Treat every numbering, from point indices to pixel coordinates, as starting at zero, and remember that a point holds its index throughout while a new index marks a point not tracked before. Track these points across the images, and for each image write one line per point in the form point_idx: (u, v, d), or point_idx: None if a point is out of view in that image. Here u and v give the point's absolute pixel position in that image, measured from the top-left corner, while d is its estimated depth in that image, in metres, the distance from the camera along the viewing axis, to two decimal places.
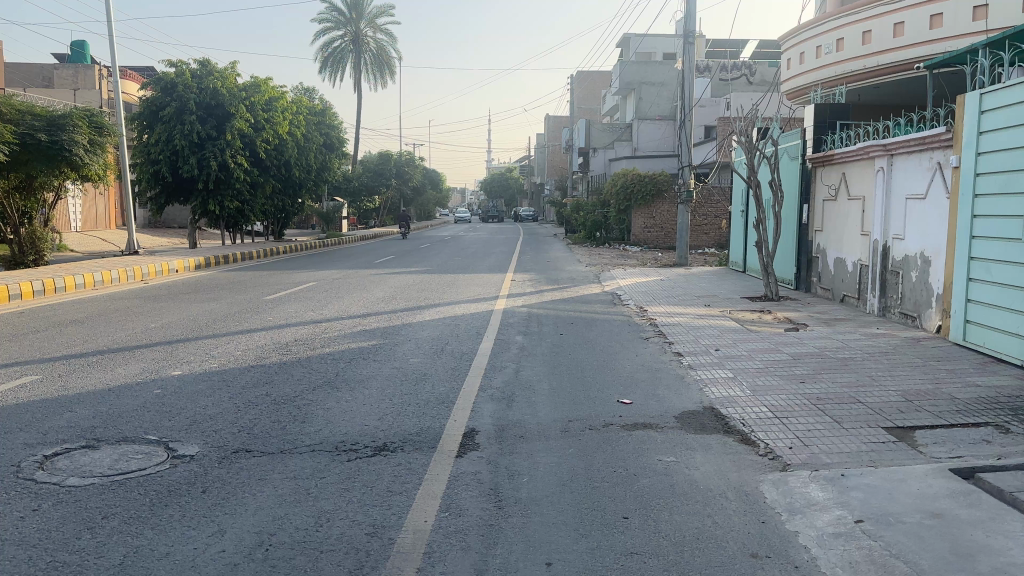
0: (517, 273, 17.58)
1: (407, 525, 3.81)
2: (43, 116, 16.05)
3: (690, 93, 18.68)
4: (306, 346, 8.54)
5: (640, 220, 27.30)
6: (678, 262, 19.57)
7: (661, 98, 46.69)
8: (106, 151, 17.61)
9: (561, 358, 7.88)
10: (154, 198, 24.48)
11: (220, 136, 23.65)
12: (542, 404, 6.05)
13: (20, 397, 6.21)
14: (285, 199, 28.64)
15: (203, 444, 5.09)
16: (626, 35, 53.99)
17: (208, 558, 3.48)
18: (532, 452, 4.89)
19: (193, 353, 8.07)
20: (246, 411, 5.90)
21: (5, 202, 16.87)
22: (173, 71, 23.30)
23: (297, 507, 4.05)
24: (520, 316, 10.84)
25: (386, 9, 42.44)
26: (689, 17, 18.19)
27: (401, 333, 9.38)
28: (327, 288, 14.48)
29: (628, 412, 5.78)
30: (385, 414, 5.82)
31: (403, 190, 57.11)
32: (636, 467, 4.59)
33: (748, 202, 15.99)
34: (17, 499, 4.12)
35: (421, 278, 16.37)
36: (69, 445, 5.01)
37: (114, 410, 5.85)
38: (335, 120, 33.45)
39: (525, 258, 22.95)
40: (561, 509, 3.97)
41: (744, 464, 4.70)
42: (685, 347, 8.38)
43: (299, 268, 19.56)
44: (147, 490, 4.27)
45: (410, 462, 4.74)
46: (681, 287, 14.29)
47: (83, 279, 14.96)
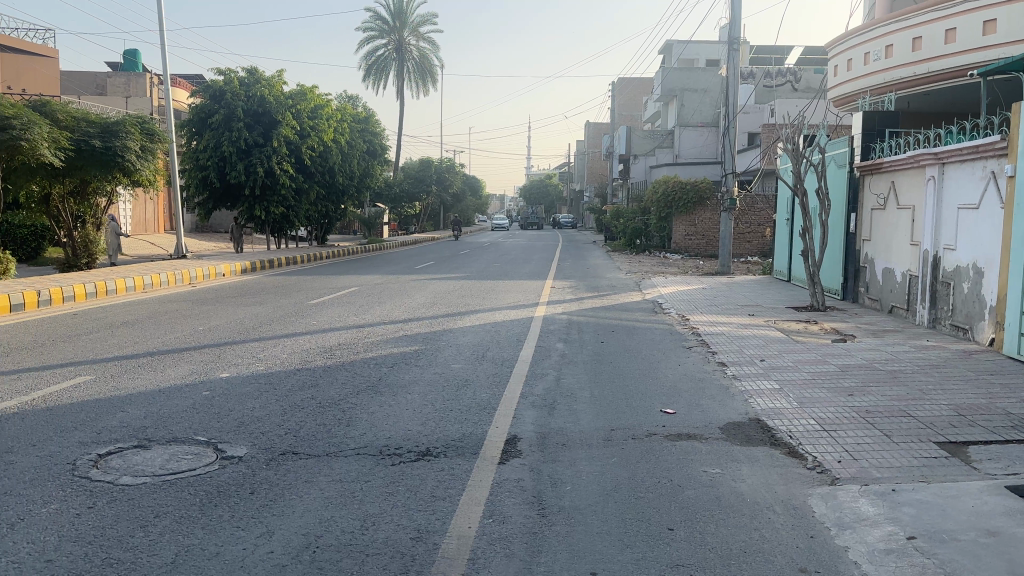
0: (557, 280, 17.57)
1: (451, 531, 3.83)
2: (98, 123, 16.52)
3: (734, 101, 18.51)
4: (349, 350, 8.62)
5: (681, 228, 27.04)
6: (721, 271, 19.36)
7: (705, 105, 45.82)
8: (157, 157, 18.08)
9: (602, 366, 7.86)
10: (202, 203, 24.93)
11: (267, 143, 24.10)
12: (584, 412, 6.03)
13: (75, 397, 6.38)
14: (329, 205, 29.04)
15: (250, 445, 5.19)
16: (668, 42, 53.83)
17: (257, 559, 3.53)
18: (575, 461, 4.88)
19: (240, 356, 8.22)
20: (293, 413, 5.99)
21: (59, 207, 17.39)
22: (221, 79, 23.92)
23: (343, 509, 4.09)
24: (560, 324, 10.81)
25: (429, 18, 42.91)
26: (733, 24, 18.05)
27: (442, 339, 9.43)
28: (369, 293, 14.61)
29: (672, 423, 5.74)
30: (427, 419, 5.86)
31: (443, 196, 57.53)
32: (681, 478, 4.55)
33: (794, 211, 15.76)
34: (73, 497, 4.23)
35: (462, 284, 16.45)
36: (122, 445, 5.12)
37: (165, 410, 5.99)
38: (378, 127, 33.91)
39: (565, 265, 22.95)
40: (605, 519, 3.95)
41: (791, 477, 4.63)
42: (729, 357, 8.29)
43: (341, 273, 19.82)
44: (198, 490, 4.36)
45: (453, 468, 4.75)
46: (723, 296, 14.13)
47: (133, 282, 15.31)
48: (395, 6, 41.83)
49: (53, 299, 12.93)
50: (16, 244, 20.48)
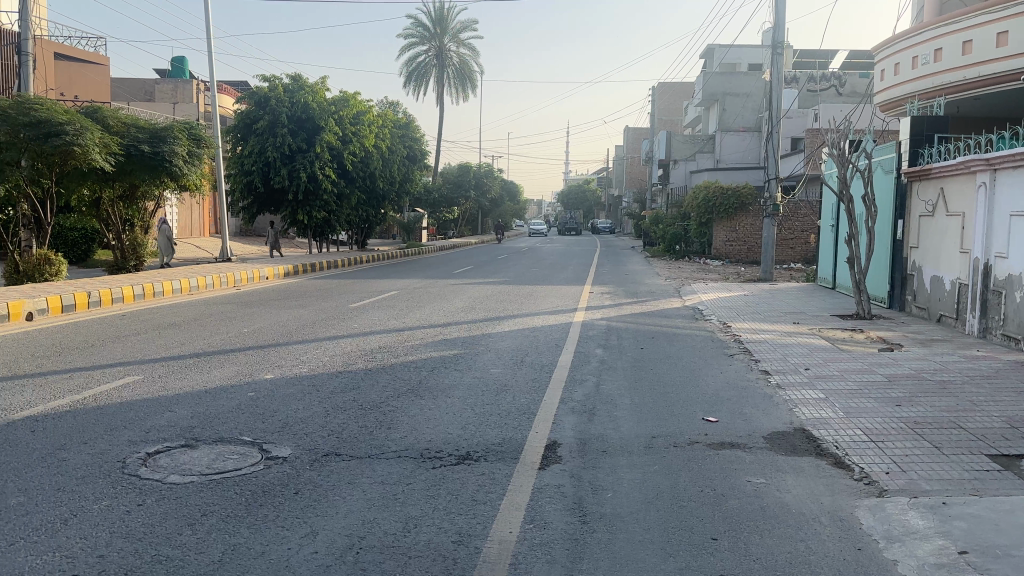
0: (595, 286, 17.52)
1: (492, 535, 3.83)
2: (147, 128, 16.87)
3: (778, 105, 18.26)
4: (389, 354, 8.68)
5: (722, 234, 26.78)
6: (763, 277, 19.12)
7: (746, 110, 45.77)
8: (203, 162, 18.48)
9: (643, 373, 7.81)
10: (246, 207, 25.35)
11: (310, 148, 24.44)
12: (625, 419, 6.00)
13: (124, 397, 6.51)
14: (370, 210, 29.23)
15: (295, 446, 5.26)
16: (710, 46, 53.38)
17: (302, 558, 3.58)
18: (616, 467, 4.86)
19: (283, 357, 8.33)
20: (336, 415, 6.06)
21: (109, 211, 17.81)
22: (266, 86, 24.34)
23: (385, 511, 4.13)
24: (600, 330, 10.76)
25: (470, 24, 43.13)
26: (777, 28, 17.83)
27: (482, 343, 9.45)
28: (409, 297, 14.71)
29: (714, 431, 5.68)
30: (467, 423, 5.88)
31: (482, 201, 57.76)
32: (724, 488, 4.50)
33: (840, 217, 15.50)
34: (123, 494, 4.33)
35: (501, 289, 16.45)
36: (170, 445, 5.23)
37: (211, 411, 6.10)
38: (419, 133, 34.17)
39: (604, 270, 22.85)
40: (648, 527, 3.93)
41: (838, 488, 4.55)
42: (772, 365, 8.19)
43: (381, 276, 20.05)
44: (244, 489, 4.43)
45: (494, 472, 4.76)
46: (766, 303, 13.94)
47: (179, 284, 15.60)
48: (436, 13, 42.12)
49: (102, 300, 13.24)
50: (67, 246, 21.05)
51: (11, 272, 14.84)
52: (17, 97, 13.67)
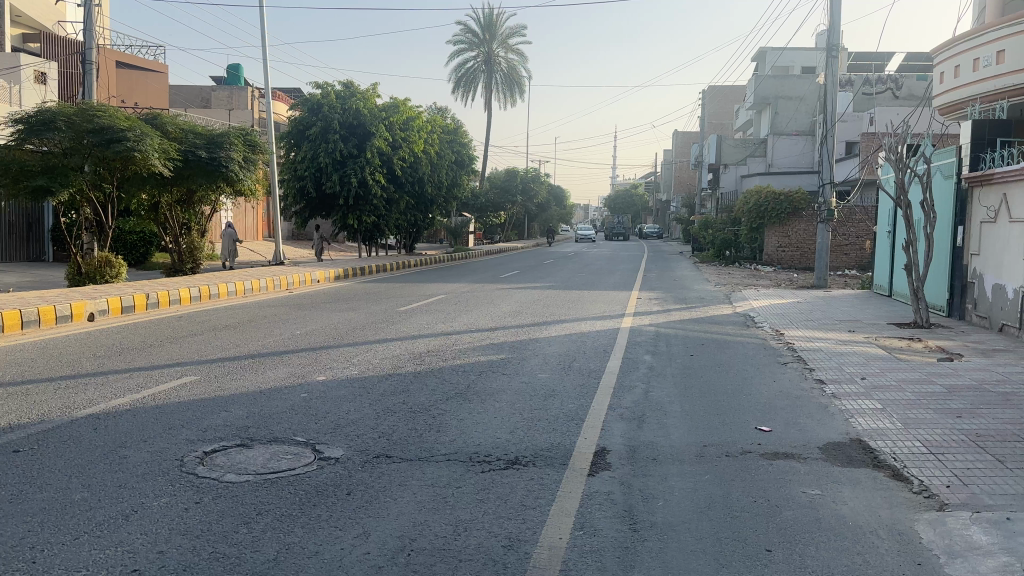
0: (643, 292, 17.38)
1: (542, 541, 3.83)
2: (204, 135, 17.30)
3: (832, 108, 17.93)
4: (438, 357, 8.74)
5: (774, 239, 26.35)
6: (817, 284, 18.76)
7: (799, 113, 45.04)
8: (258, 168, 18.89)
9: (693, 380, 7.73)
10: (298, 212, 25.77)
11: (361, 154, 24.79)
12: (675, 427, 5.94)
13: (183, 397, 6.68)
14: (418, 214, 29.48)
15: (347, 447, 5.33)
16: (762, 49, 52.70)
17: (355, 559, 3.62)
18: (666, 476, 4.81)
19: (335, 360, 8.45)
20: (386, 417, 6.12)
21: (167, 215, 18.33)
22: (319, 93, 24.80)
23: (435, 514, 4.16)
24: (648, 336, 10.68)
25: (519, 30, 43.33)
26: (832, 31, 17.52)
27: (529, 348, 9.46)
28: (457, 301, 14.78)
29: (768, 441, 5.59)
30: (516, 428, 5.89)
31: (528, 206, 57.83)
32: (779, 499, 4.43)
33: (897, 223, 15.14)
34: (182, 491, 4.44)
35: (548, 294, 16.46)
36: (226, 443, 5.35)
37: (265, 411, 6.21)
38: (466, 138, 34.30)
39: (653, 276, 22.65)
40: (700, 537, 3.88)
41: (896, 501, 4.44)
42: (826, 374, 8.03)
43: (430, 280, 20.20)
44: (297, 489, 4.50)
45: (543, 478, 4.76)
46: (820, 311, 13.67)
47: (234, 287, 15.96)
48: (485, 19, 42.35)
49: (160, 302, 13.58)
50: (127, 249, 21.65)
51: (73, 275, 15.32)
52: (81, 105, 14.15)
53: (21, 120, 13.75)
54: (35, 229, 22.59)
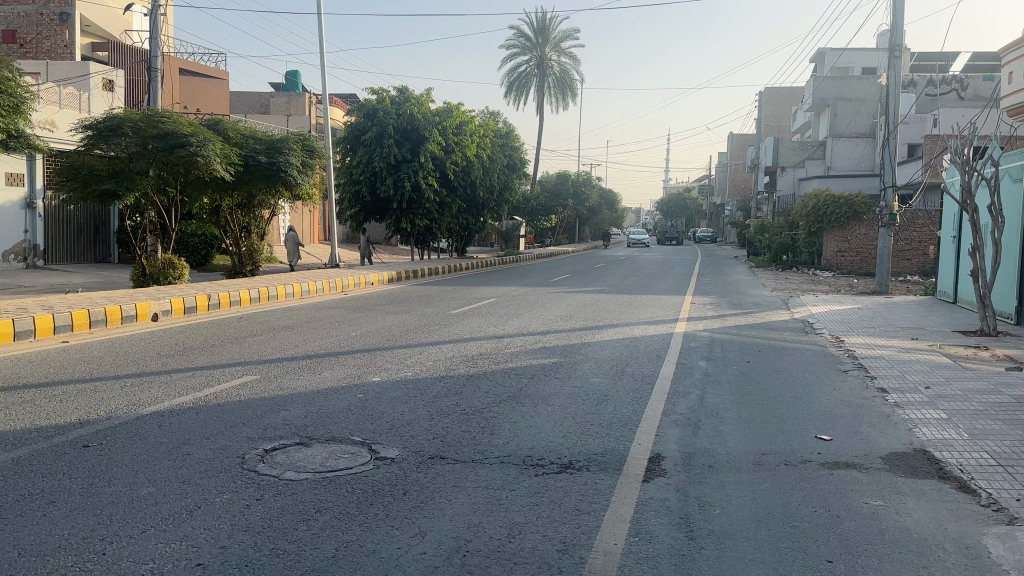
0: (697, 296, 17.19)
1: (597, 546, 3.82)
2: (264, 140, 17.69)
3: (894, 110, 17.49)
4: (490, 360, 8.78)
5: (833, 244, 25.86)
6: (877, 290, 18.30)
7: (859, 115, 44.04)
8: (315, 172, 19.23)
9: (749, 387, 7.61)
10: (353, 216, 26.05)
11: (414, 158, 25.06)
12: (731, 434, 5.87)
13: (243, 395, 6.84)
14: (470, 218, 29.68)
15: (402, 447, 5.39)
16: (821, 49, 51.74)
17: (412, 558, 3.66)
18: (723, 484, 4.75)
19: (389, 361, 8.54)
20: (439, 419, 6.18)
21: (228, 218, 18.80)
22: (375, 98, 25.21)
23: (490, 516, 4.18)
24: (703, 341, 10.56)
25: (572, 33, 43.27)
26: (894, 31, 17.10)
27: (582, 352, 9.44)
28: (508, 304, 14.82)
29: (829, 450, 5.48)
30: (569, 432, 5.87)
31: (580, 209, 57.66)
32: (840, 509, 4.34)
33: (963, 228, 14.70)
34: (244, 488, 4.54)
35: (600, 298, 16.39)
36: (285, 441, 5.47)
37: (322, 411, 6.31)
38: (518, 142, 34.29)
39: (706, 280, 22.39)
40: (758, 546, 3.83)
41: (963, 514, 4.30)
42: (889, 383, 7.81)
43: (481, 284, 20.30)
44: (355, 488, 4.57)
45: (597, 483, 4.74)
46: (881, 317, 13.34)
47: (292, 288, 16.31)
48: (538, 23, 42.44)
49: (221, 302, 13.94)
50: (188, 251, 22.26)
51: (138, 275, 15.79)
52: (148, 111, 14.59)
53: (91, 126, 14.24)
54: (102, 232, 23.41)
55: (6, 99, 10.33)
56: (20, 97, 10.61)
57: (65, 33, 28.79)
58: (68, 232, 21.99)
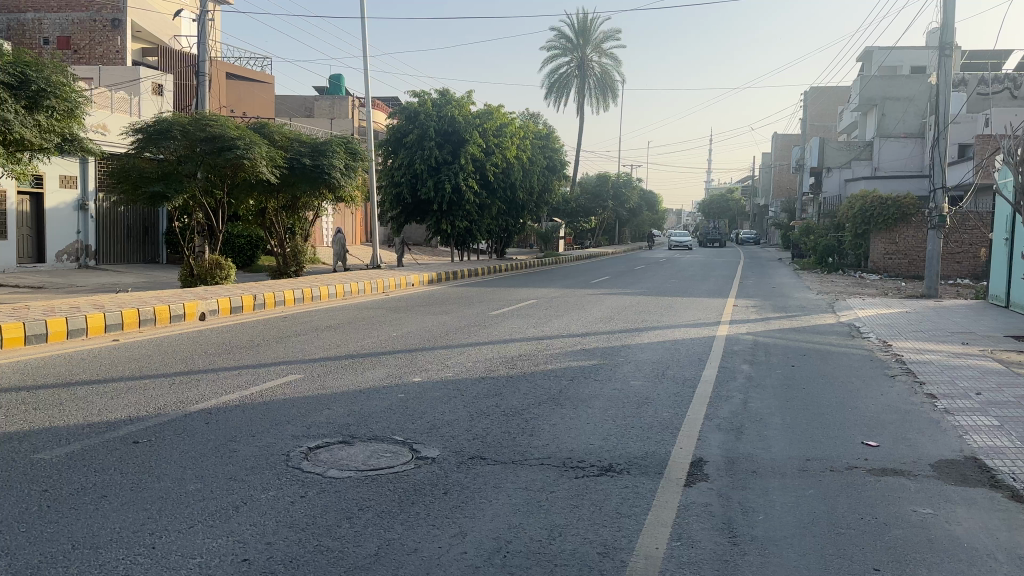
0: (740, 299, 16.99)
1: (639, 550, 3.80)
2: (309, 143, 17.96)
3: (944, 110, 17.08)
4: (530, 361, 8.79)
5: (880, 246, 25.38)
6: (927, 293, 17.88)
7: (908, 115, 43.12)
8: (359, 175, 19.45)
9: (794, 392, 7.50)
10: (394, 218, 26.24)
11: (455, 160, 25.19)
12: (775, 439, 5.79)
13: (287, 394, 6.96)
14: (510, 219, 29.74)
15: (442, 447, 5.43)
16: (868, 48, 50.84)
17: (453, 558, 3.69)
18: (767, 489, 4.70)
19: (430, 362, 8.60)
20: (480, 419, 6.21)
21: (273, 219, 19.11)
22: (416, 101, 25.40)
23: (531, 518, 4.19)
24: (746, 344, 10.44)
25: (613, 34, 43.10)
26: (945, 29, 16.71)
27: (622, 354, 9.39)
28: (549, 306, 14.81)
29: (876, 456, 5.38)
30: (609, 435, 5.86)
31: (620, 210, 57.32)
32: (887, 516, 4.26)
33: (1018, 230, 14.30)
34: (288, 485, 4.62)
35: (641, 300, 16.29)
36: (329, 440, 5.54)
37: (364, 410, 6.37)
38: (558, 143, 34.18)
39: (749, 283, 22.11)
40: (803, 553, 3.78)
41: (1016, 524, 4.19)
42: (938, 389, 7.64)
43: (521, 285, 20.32)
44: (396, 487, 4.61)
45: (638, 486, 4.72)
46: (931, 322, 13.03)
47: (334, 289, 16.52)
48: (579, 24, 42.37)
49: (266, 303, 14.18)
50: (235, 252, 22.68)
51: (186, 275, 16.12)
52: (196, 115, 14.89)
53: (141, 129, 14.58)
54: (151, 233, 23.94)
55: (60, 104, 10.62)
56: (74, 102, 10.91)
57: (117, 39, 29.50)
58: (119, 233, 22.53)
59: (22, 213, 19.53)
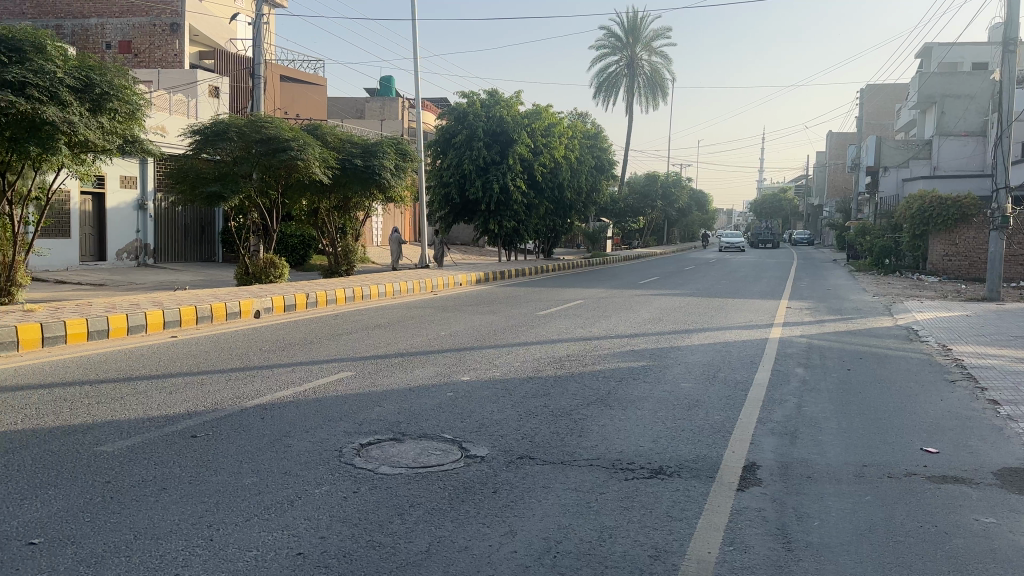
0: (794, 301, 16.69)
1: (690, 553, 3.78)
2: (360, 144, 18.21)
3: (1008, 107, 16.53)
4: (578, 362, 8.78)
5: (939, 247, 24.68)
6: (988, 296, 17.33)
7: (968, 112, 41.91)
8: (408, 175, 19.64)
9: (849, 396, 7.33)
10: (442, 218, 26.42)
11: (503, 160, 25.27)
12: (831, 444, 5.68)
13: (339, 391, 7.06)
14: (557, 219, 29.71)
15: (491, 446, 5.45)
16: (927, 45, 49.55)
17: (503, 556, 3.71)
18: (822, 495, 4.61)
19: (478, 361, 8.66)
20: (528, 419, 6.23)
21: (325, 219, 19.40)
22: (465, 102, 25.59)
23: (580, 519, 4.18)
24: (800, 347, 10.26)
25: (663, 32, 42.75)
26: (1009, 24, 16.18)
27: (671, 356, 9.31)
28: (597, 306, 14.75)
29: (935, 463, 5.25)
30: (659, 437, 5.82)
31: (669, 210, 56.81)
32: (947, 525, 4.15)
33: None
34: (341, 480, 4.69)
35: (690, 301, 16.12)
36: (380, 437, 5.61)
37: (415, 408, 6.44)
38: (606, 143, 34.04)
39: (801, 284, 21.72)
40: (860, 561, 3.70)
41: None
42: (1001, 395, 7.40)
43: (568, 286, 20.25)
44: (446, 485, 4.65)
45: (689, 490, 4.68)
46: (993, 325, 12.64)
47: (384, 288, 16.69)
48: (629, 22, 42.14)
49: (319, 301, 14.41)
50: (287, 251, 23.10)
51: (242, 274, 16.46)
52: (251, 117, 15.20)
53: (199, 131, 14.96)
54: (207, 232, 24.51)
55: (122, 107, 10.95)
56: (135, 105, 11.22)
57: (175, 42, 30.29)
58: (176, 232, 23.13)
59: (84, 213, 20.18)
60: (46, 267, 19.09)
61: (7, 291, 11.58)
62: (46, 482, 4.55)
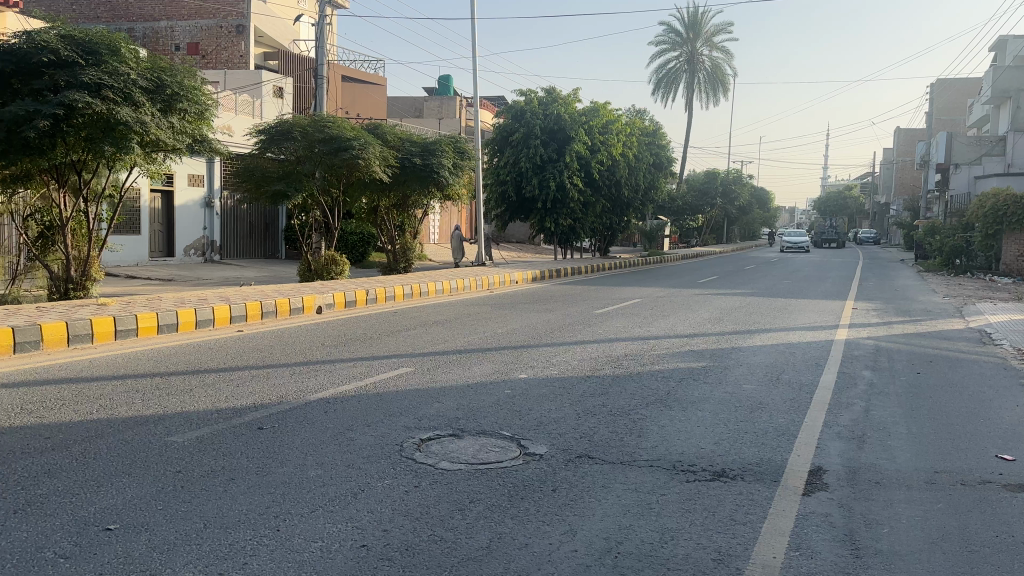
0: (860, 301, 16.27)
1: (755, 558, 3.72)
2: (419, 143, 18.39)
3: None
4: (636, 361, 8.71)
5: (1013, 248, 23.92)
6: None
7: None
8: (466, 173, 19.75)
9: (919, 401, 7.11)
10: (499, 215, 26.53)
11: (560, 158, 25.24)
12: (901, 450, 5.52)
13: (398, 386, 7.16)
14: (615, 217, 29.53)
15: (550, 445, 5.45)
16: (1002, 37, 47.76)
17: (564, 555, 3.71)
18: (892, 501, 4.49)
19: (535, 359, 8.67)
20: (586, 418, 6.20)
21: (384, 217, 19.64)
22: (523, 100, 25.63)
23: (641, 519, 4.15)
24: (866, 349, 9.99)
25: (725, 26, 42.11)
26: None
27: (731, 356, 9.18)
28: (655, 305, 14.60)
29: (1013, 471, 5.06)
30: (721, 439, 5.74)
31: (728, 209, 55.90)
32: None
33: None
34: (403, 475, 4.75)
35: (751, 301, 15.86)
36: (440, 432, 5.66)
37: (473, 404, 6.49)
38: (664, 141, 33.70)
39: (867, 284, 21.13)
40: (933, 570, 3.60)
41: None
42: None
43: (626, 284, 20.12)
44: (506, 482, 4.67)
45: (753, 493, 4.60)
46: None
47: (441, 286, 16.80)
48: (690, 18, 41.63)
49: (378, 297, 14.59)
50: (347, 248, 23.47)
51: (304, 271, 16.80)
52: (314, 116, 15.50)
53: (264, 130, 15.32)
54: (271, 230, 25.07)
55: (191, 107, 11.29)
56: (204, 105, 11.55)
57: (240, 43, 31.08)
58: (241, 229, 23.72)
59: (154, 210, 20.85)
60: (117, 262, 19.80)
61: (81, 285, 12.03)
62: (121, 470, 4.73)
